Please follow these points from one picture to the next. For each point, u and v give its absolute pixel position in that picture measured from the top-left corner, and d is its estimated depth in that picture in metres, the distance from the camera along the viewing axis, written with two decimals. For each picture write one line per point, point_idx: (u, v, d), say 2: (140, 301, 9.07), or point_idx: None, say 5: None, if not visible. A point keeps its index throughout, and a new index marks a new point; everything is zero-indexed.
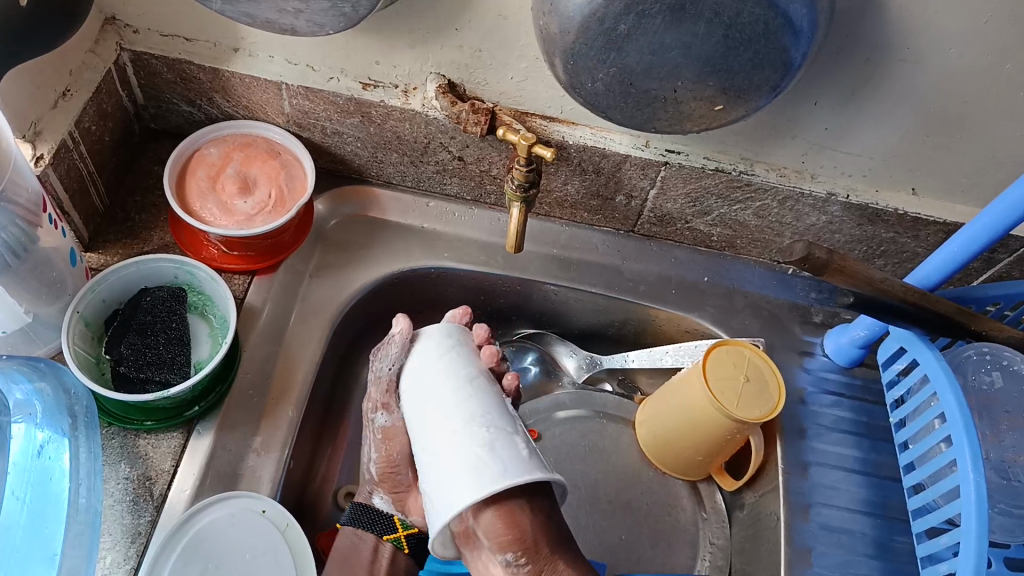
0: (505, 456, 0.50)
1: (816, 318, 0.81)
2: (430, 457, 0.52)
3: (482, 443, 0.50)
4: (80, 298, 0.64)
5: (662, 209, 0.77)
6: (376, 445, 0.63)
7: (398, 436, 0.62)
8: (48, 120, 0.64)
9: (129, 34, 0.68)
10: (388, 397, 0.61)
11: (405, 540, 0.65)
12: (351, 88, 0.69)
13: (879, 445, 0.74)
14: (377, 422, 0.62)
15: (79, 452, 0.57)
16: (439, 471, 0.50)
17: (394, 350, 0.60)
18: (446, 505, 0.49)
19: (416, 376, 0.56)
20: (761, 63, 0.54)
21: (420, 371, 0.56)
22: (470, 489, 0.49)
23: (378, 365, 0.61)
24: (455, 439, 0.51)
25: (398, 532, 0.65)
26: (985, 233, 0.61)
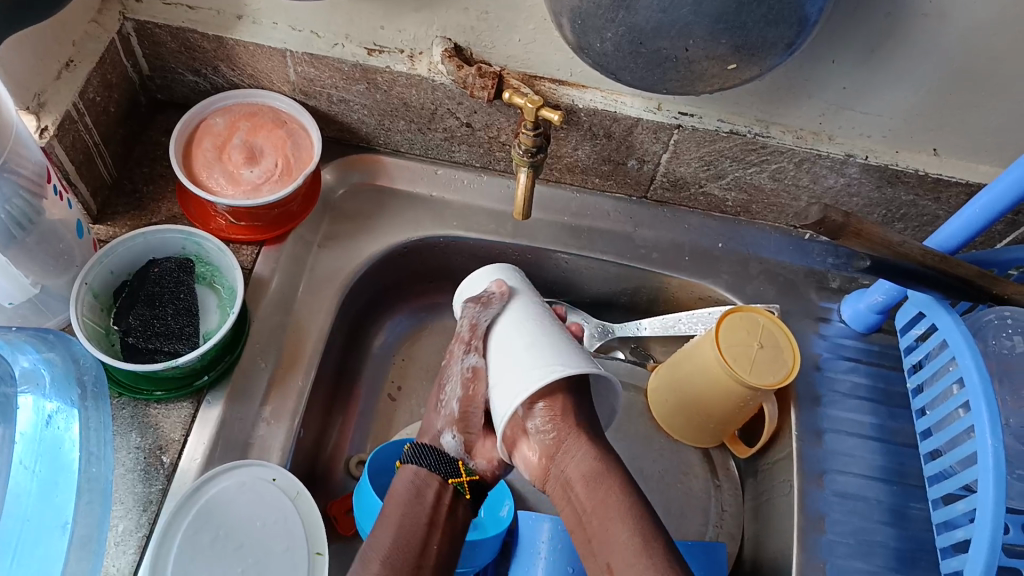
0: (568, 353, 0.54)
1: (833, 284, 0.79)
2: (495, 355, 0.57)
3: (542, 326, 0.57)
4: (88, 268, 0.63)
5: (675, 173, 0.75)
6: (464, 384, 0.59)
7: (478, 386, 0.59)
8: (51, 91, 0.63)
9: (133, 3, 0.67)
10: (457, 351, 0.59)
11: (468, 485, 0.58)
12: (356, 54, 0.68)
13: (895, 412, 0.73)
14: (471, 362, 0.59)
15: (90, 422, 0.57)
16: (510, 369, 0.55)
17: (496, 305, 0.59)
18: (517, 390, 0.53)
19: (509, 323, 0.58)
20: (776, 19, 0.52)
21: (508, 323, 0.58)
22: (537, 376, 0.52)
23: (475, 316, 0.59)
24: (531, 345, 0.55)
25: (462, 477, 0.58)
26: (1010, 193, 0.59)
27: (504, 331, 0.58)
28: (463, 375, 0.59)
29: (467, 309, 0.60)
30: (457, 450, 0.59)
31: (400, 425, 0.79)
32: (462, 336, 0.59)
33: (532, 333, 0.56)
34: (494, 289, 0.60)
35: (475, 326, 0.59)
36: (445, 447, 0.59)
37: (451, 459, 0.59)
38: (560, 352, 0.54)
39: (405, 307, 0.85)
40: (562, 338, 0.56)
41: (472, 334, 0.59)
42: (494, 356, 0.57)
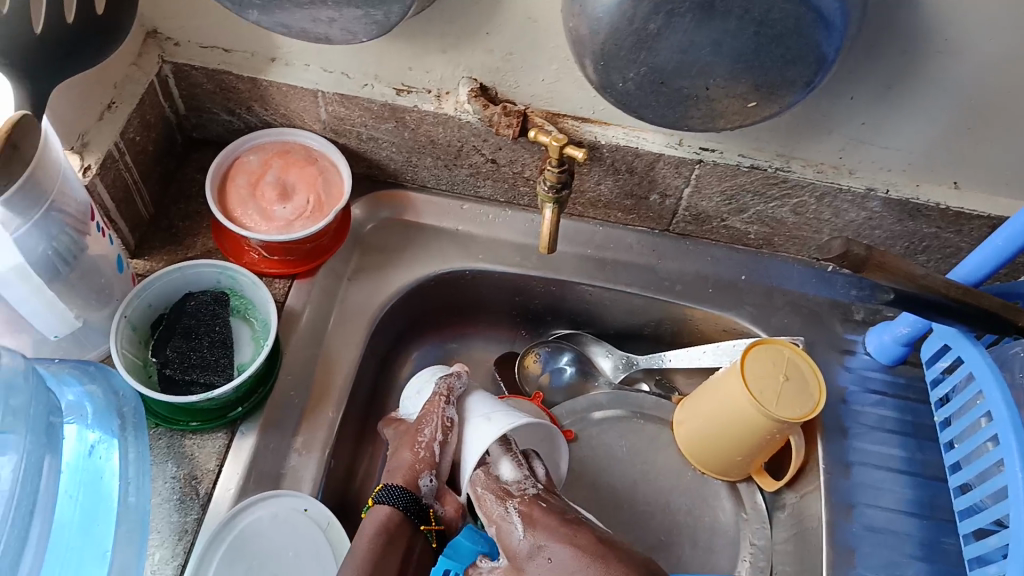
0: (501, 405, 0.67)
1: (857, 316, 0.79)
2: (472, 440, 0.65)
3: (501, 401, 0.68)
4: (127, 303, 0.65)
5: (697, 207, 0.76)
6: (441, 432, 0.66)
7: (453, 436, 0.66)
8: (93, 132, 0.66)
9: (170, 46, 0.70)
10: (437, 406, 0.66)
11: (435, 534, 0.63)
12: (385, 94, 0.70)
13: (924, 444, 0.72)
14: (449, 413, 0.66)
15: (129, 451, 0.59)
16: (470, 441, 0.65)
17: (465, 373, 0.69)
18: (480, 445, 0.64)
19: (480, 397, 0.68)
20: (794, 58, 0.53)
21: (482, 394, 0.69)
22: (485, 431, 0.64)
23: (451, 381, 0.68)
24: (502, 408, 0.66)
25: (432, 524, 0.63)
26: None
27: (479, 399, 0.68)
28: (441, 424, 0.66)
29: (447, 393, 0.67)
30: (432, 495, 0.64)
31: None
32: (438, 394, 0.67)
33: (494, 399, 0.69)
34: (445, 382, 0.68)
35: (452, 387, 0.67)
36: (421, 491, 0.64)
37: (425, 505, 0.64)
38: (512, 411, 0.66)
39: (432, 339, 0.86)
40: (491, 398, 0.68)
41: (449, 393, 0.67)
42: (471, 429, 0.65)
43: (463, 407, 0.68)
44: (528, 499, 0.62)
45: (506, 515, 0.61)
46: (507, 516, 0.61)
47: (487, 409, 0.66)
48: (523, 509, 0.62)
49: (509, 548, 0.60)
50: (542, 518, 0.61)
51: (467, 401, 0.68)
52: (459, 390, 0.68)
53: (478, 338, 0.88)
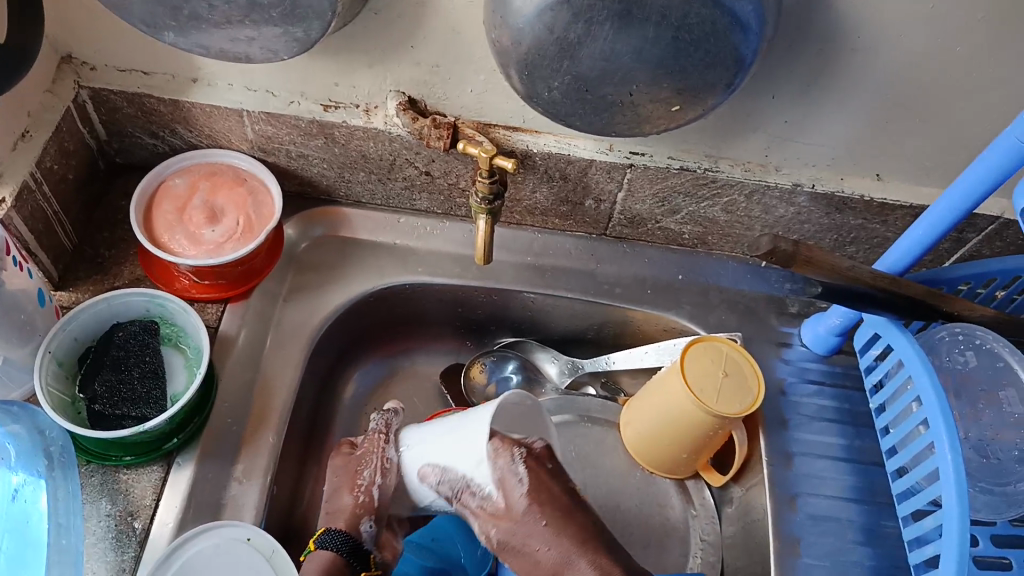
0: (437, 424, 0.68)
1: (792, 309, 0.81)
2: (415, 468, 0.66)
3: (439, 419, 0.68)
4: (50, 338, 0.63)
5: (632, 210, 0.77)
6: (378, 474, 0.66)
7: (392, 477, 0.67)
8: (8, 162, 0.63)
9: (87, 71, 0.68)
10: (376, 446, 0.67)
11: None
12: (312, 110, 0.69)
13: (861, 431, 0.74)
14: (390, 454, 0.67)
15: (58, 492, 0.56)
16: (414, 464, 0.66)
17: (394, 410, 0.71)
18: (464, 449, 0.63)
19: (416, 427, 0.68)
20: (713, 62, 0.54)
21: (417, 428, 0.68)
22: (429, 448, 0.65)
23: (385, 420, 0.70)
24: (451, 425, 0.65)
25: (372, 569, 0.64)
26: (966, 200, 0.59)
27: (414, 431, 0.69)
28: (379, 468, 0.66)
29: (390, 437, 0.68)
30: (372, 540, 0.65)
31: None
32: (375, 436, 0.68)
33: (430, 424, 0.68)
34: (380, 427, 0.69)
35: (387, 424, 0.69)
36: (364, 536, 0.64)
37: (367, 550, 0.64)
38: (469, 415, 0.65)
39: (374, 355, 0.85)
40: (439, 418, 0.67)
41: (385, 431, 0.69)
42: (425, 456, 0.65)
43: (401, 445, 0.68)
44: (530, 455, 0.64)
45: (514, 476, 0.63)
46: (519, 480, 0.63)
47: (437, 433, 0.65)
48: (529, 475, 0.63)
49: (507, 500, 0.63)
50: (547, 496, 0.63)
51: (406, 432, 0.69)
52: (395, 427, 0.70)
53: (421, 351, 0.87)
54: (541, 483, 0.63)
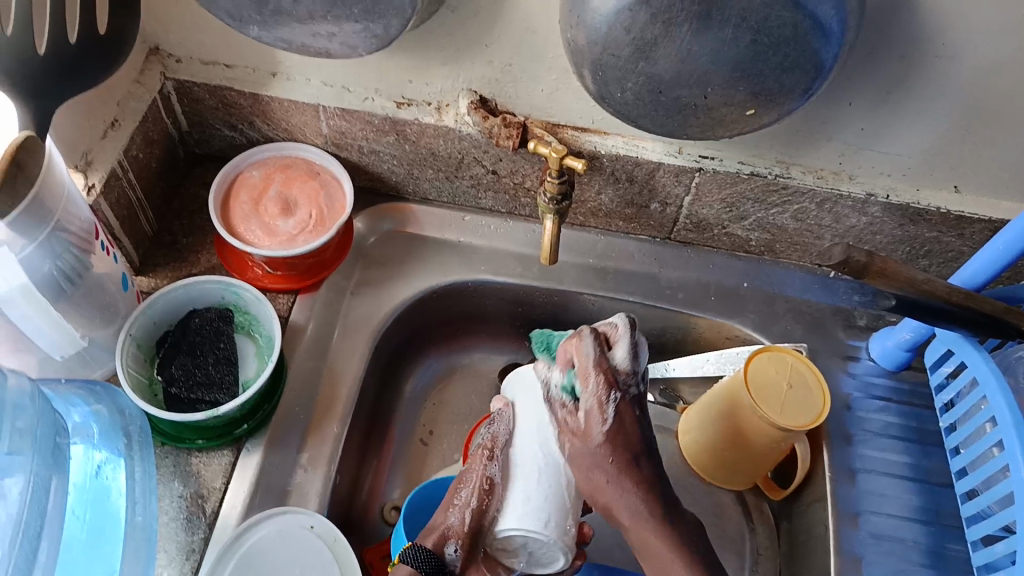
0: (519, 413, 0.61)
1: (860, 322, 0.79)
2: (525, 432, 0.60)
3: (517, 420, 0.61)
4: (132, 322, 0.66)
5: (698, 215, 0.76)
6: (478, 496, 0.57)
7: (494, 498, 0.57)
8: (97, 150, 0.66)
9: (173, 63, 0.71)
10: (479, 462, 0.58)
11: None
12: (386, 106, 0.70)
13: (930, 450, 0.72)
14: (489, 472, 0.58)
15: (135, 470, 0.59)
16: (530, 461, 0.58)
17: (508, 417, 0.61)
18: (531, 420, 0.60)
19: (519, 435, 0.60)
20: (791, 66, 0.54)
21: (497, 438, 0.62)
22: (558, 465, 0.58)
23: (493, 433, 0.60)
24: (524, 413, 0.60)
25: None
26: None
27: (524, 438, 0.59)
28: (480, 485, 0.57)
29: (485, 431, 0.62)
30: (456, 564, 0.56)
31: (432, 469, 0.80)
32: (484, 447, 0.59)
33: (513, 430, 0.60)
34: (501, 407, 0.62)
35: (496, 438, 0.60)
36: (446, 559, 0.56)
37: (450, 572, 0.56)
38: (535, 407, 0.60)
39: (435, 351, 0.86)
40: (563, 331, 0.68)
41: (494, 445, 0.59)
42: (519, 466, 0.58)
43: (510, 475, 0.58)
44: (606, 379, 0.60)
45: (593, 400, 0.59)
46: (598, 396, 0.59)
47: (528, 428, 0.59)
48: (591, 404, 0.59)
49: (592, 417, 0.59)
50: (600, 415, 0.59)
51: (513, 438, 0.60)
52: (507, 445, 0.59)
53: (480, 348, 0.88)
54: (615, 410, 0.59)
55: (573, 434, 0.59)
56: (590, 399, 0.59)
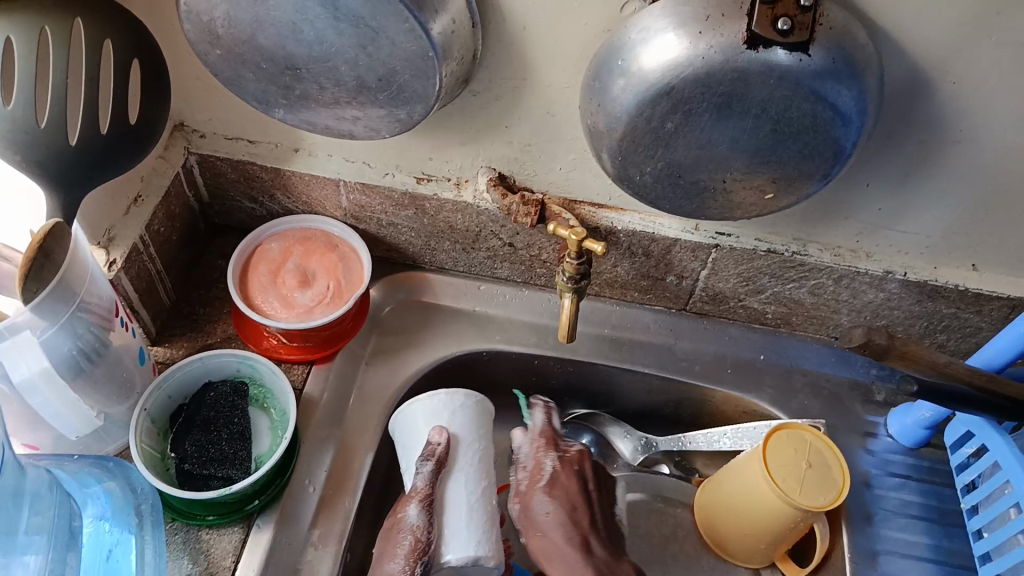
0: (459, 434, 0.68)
1: (878, 397, 0.79)
2: (466, 480, 0.66)
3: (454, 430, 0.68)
4: (147, 396, 0.66)
5: (714, 288, 0.76)
6: (412, 536, 0.62)
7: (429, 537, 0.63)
8: (120, 226, 0.67)
9: (197, 139, 0.72)
10: (410, 502, 0.64)
11: None
12: (406, 182, 0.71)
13: (951, 531, 0.71)
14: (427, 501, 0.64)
15: (146, 550, 0.58)
16: (464, 481, 0.65)
17: (441, 451, 0.66)
18: (457, 511, 0.64)
19: (467, 450, 0.67)
20: (811, 153, 0.54)
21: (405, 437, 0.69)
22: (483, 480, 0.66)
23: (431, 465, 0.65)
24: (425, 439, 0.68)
25: None
26: None
27: (465, 473, 0.66)
28: (414, 533, 0.63)
29: (426, 469, 0.65)
30: None
31: None
32: (429, 456, 0.66)
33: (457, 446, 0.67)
34: (435, 439, 0.67)
35: (434, 454, 0.66)
36: None
37: None
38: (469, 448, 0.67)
39: None
40: (482, 429, 0.69)
41: (436, 457, 0.66)
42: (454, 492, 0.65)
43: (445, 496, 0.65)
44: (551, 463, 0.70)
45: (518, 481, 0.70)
46: (579, 454, 0.71)
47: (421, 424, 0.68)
48: (559, 467, 0.70)
49: (530, 489, 0.69)
50: (567, 484, 0.69)
51: (456, 457, 0.66)
52: (445, 460, 0.66)
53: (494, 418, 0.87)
54: (579, 473, 0.70)
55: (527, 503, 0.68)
56: (527, 477, 0.70)
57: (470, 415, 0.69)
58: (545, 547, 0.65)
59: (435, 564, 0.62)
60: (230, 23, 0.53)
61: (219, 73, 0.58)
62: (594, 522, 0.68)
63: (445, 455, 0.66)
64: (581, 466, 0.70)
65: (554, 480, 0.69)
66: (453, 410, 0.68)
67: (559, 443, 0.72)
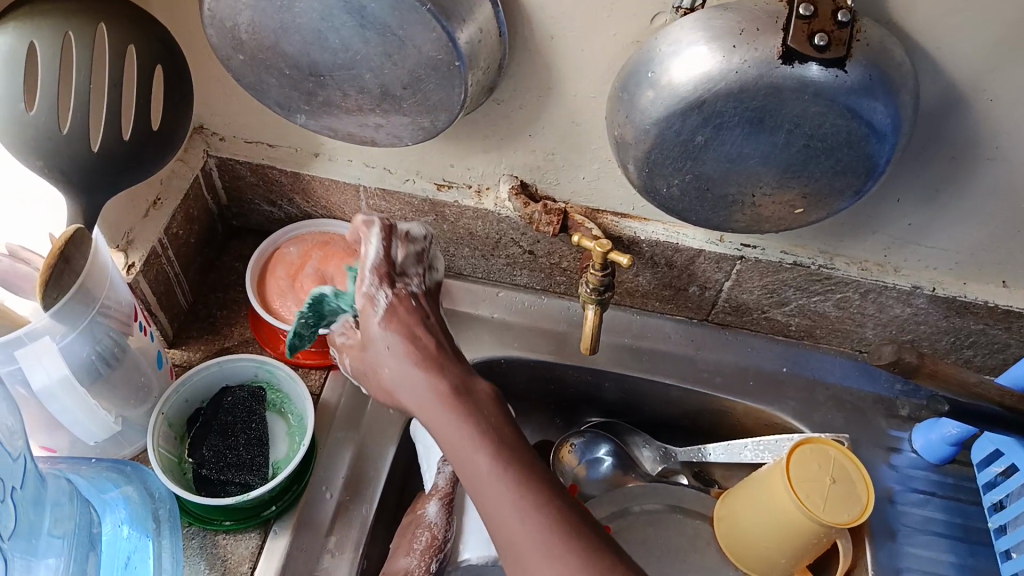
0: None
1: (902, 412, 0.77)
2: None
3: None
4: (166, 400, 0.65)
5: (737, 299, 0.75)
6: (430, 534, 0.67)
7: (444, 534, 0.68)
8: (139, 229, 0.66)
9: (217, 141, 0.71)
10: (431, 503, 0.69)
11: None
12: (426, 189, 0.70)
13: (976, 550, 0.70)
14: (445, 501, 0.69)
15: (163, 554, 0.57)
16: None
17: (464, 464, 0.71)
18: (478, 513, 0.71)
19: None
20: (843, 169, 0.53)
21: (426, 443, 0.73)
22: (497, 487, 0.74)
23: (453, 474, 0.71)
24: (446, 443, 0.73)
25: None
26: None
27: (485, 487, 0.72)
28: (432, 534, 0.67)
29: (446, 472, 0.71)
30: None
31: None
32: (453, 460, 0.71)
33: None
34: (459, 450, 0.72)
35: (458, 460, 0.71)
36: None
37: None
38: None
39: None
40: None
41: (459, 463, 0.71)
42: None
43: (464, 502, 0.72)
44: (404, 294, 0.59)
45: (371, 313, 0.58)
46: (420, 280, 0.61)
47: None
48: (393, 301, 0.58)
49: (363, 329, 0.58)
50: (405, 314, 0.58)
51: None
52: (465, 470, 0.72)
53: None
54: (417, 308, 0.59)
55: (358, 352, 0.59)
56: (363, 312, 0.58)
57: None
58: (398, 388, 0.56)
59: (452, 560, 0.69)
60: (254, 29, 0.52)
61: (241, 78, 0.57)
62: (441, 360, 0.56)
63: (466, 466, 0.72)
64: (427, 276, 0.62)
65: (384, 316, 0.57)
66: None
67: (394, 274, 0.60)
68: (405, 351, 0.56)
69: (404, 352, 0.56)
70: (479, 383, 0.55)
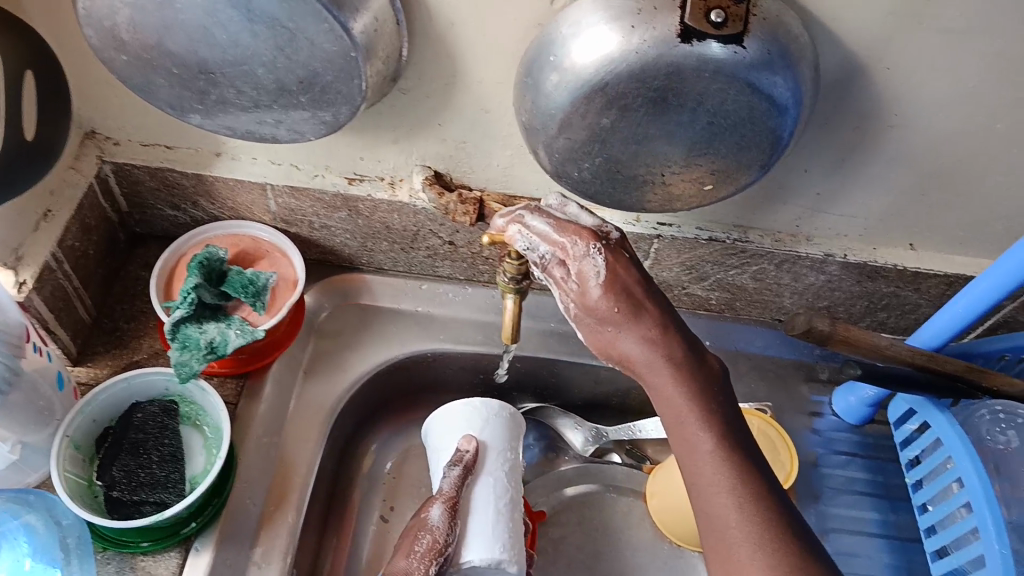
0: (495, 429, 0.67)
1: (822, 376, 0.79)
2: (493, 483, 0.64)
3: (491, 430, 0.67)
4: (70, 421, 0.61)
5: (658, 278, 0.76)
6: (432, 539, 0.60)
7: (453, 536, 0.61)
8: (29, 243, 0.63)
9: (110, 145, 0.68)
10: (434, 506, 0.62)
11: None
12: (337, 183, 0.68)
13: (897, 505, 0.73)
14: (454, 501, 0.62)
15: None
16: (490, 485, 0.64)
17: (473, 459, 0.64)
18: (489, 508, 0.63)
19: (501, 455, 0.66)
20: (747, 145, 0.53)
21: (441, 440, 0.67)
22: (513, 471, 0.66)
23: (458, 472, 0.63)
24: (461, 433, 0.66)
25: None
26: (992, 293, 0.60)
27: (493, 479, 0.64)
28: (434, 537, 0.60)
29: (453, 474, 0.63)
30: None
31: None
32: (463, 457, 0.65)
33: (493, 448, 0.66)
34: (467, 446, 0.65)
35: (467, 456, 0.64)
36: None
37: None
38: (499, 451, 0.66)
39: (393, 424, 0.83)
40: (512, 442, 0.67)
41: (471, 460, 0.64)
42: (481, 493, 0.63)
43: (469, 500, 0.63)
44: (613, 246, 0.55)
45: (584, 263, 0.53)
46: (611, 228, 0.57)
47: (454, 427, 0.67)
48: (609, 260, 0.54)
49: (595, 294, 0.54)
50: (624, 273, 0.54)
51: (484, 460, 0.65)
52: (473, 463, 0.65)
53: None
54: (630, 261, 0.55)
55: (613, 299, 0.54)
56: (580, 272, 0.53)
57: (502, 426, 0.67)
58: (631, 353, 0.54)
59: (455, 564, 0.60)
60: (134, 26, 0.49)
61: (125, 77, 0.54)
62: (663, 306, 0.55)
63: (478, 460, 0.65)
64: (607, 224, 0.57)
65: (621, 271, 0.54)
66: (487, 417, 0.67)
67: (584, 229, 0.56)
68: (631, 317, 0.54)
69: (637, 317, 0.54)
70: (709, 358, 0.56)
